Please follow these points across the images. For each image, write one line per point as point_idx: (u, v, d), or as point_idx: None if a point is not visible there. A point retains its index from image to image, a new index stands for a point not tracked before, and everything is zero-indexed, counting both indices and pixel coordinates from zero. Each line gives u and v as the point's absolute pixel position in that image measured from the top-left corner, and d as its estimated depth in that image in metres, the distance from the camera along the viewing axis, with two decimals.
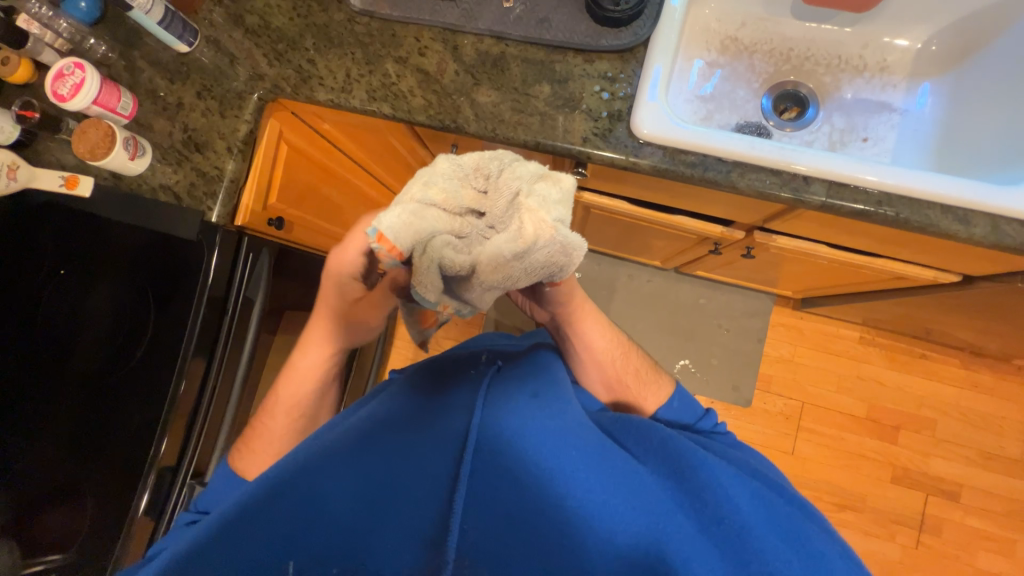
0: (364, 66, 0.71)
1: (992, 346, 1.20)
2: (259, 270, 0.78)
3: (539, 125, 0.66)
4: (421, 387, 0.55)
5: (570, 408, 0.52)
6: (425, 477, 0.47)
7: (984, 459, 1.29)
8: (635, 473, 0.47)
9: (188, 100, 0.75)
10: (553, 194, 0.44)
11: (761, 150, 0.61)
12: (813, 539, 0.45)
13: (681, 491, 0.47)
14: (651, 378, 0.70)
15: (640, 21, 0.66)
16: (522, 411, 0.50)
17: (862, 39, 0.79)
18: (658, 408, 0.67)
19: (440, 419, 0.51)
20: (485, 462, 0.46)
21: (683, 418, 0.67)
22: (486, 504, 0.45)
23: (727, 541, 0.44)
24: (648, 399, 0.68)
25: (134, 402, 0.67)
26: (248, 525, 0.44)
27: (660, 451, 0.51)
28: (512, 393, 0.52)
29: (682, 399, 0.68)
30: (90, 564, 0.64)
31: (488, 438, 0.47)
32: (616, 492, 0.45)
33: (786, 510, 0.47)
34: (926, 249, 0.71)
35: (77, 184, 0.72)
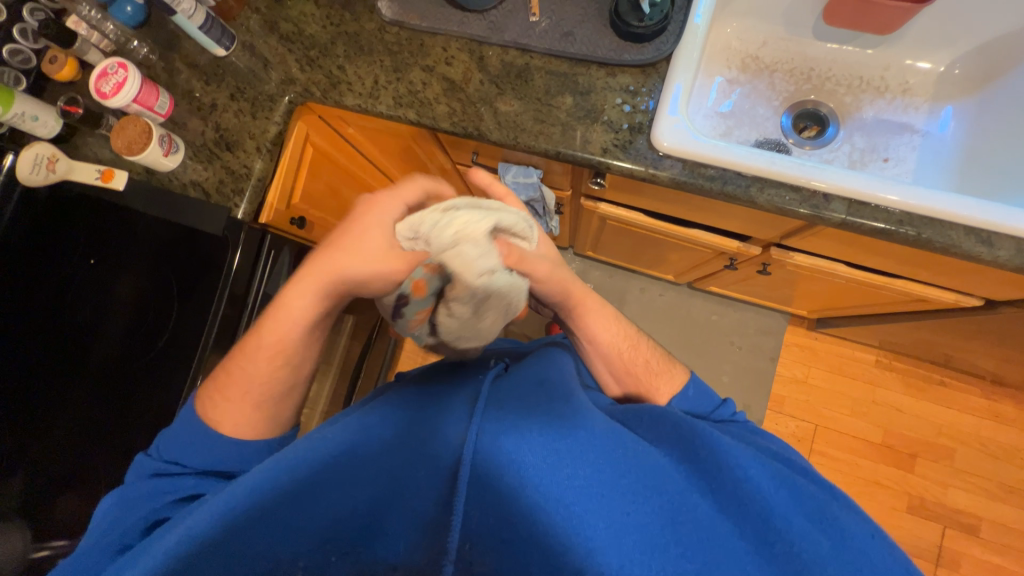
0: (392, 73, 0.73)
1: (1013, 375, 1.17)
2: (279, 268, 0.81)
3: (560, 135, 0.67)
4: (427, 390, 0.56)
5: (575, 395, 0.52)
6: (434, 468, 0.46)
7: (1005, 493, 1.24)
8: (647, 455, 0.47)
9: (221, 102, 0.78)
10: (475, 244, 0.48)
11: (782, 166, 0.62)
12: (842, 520, 0.45)
13: (697, 475, 0.47)
14: (663, 367, 0.68)
15: (664, 36, 0.68)
16: (526, 397, 0.50)
17: (884, 61, 0.80)
18: (672, 398, 0.65)
19: (445, 413, 0.50)
20: (491, 450, 0.45)
21: (700, 407, 0.65)
22: (495, 494, 0.44)
23: (752, 521, 0.43)
24: (661, 390, 0.66)
25: (153, 390, 0.69)
26: (253, 505, 0.43)
27: (670, 437, 0.50)
28: (520, 383, 0.53)
29: (697, 388, 0.67)
30: None
31: (494, 427, 0.46)
32: (630, 472, 0.44)
33: (812, 492, 0.47)
34: (947, 271, 0.70)
35: (111, 177, 0.74)
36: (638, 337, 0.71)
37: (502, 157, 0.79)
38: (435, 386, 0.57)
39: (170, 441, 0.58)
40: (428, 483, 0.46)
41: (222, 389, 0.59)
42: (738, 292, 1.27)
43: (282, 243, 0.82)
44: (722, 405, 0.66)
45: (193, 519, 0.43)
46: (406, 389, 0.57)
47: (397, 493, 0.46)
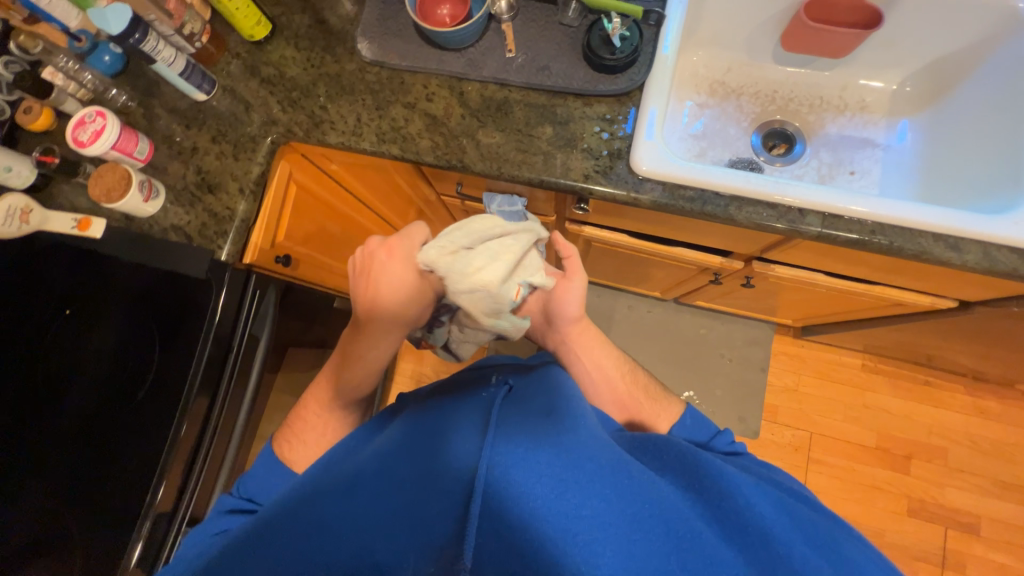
0: (374, 111, 0.74)
1: (993, 371, 1.20)
2: (266, 305, 0.79)
3: (541, 163, 0.69)
4: (431, 418, 0.54)
5: (584, 423, 0.51)
6: (441, 501, 0.44)
7: (1000, 489, 1.26)
8: (658, 484, 0.46)
9: (203, 145, 0.78)
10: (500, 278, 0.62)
11: (756, 184, 0.64)
12: (844, 551, 0.45)
13: (704, 504, 0.46)
14: (661, 399, 0.71)
15: (636, 67, 0.70)
16: (534, 427, 0.48)
17: (841, 82, 0.85)
18: (673, 427, 0.67)
19: (451, 443, 0.48)
20: (500, 482, 0.43)
21: (698, 436, 0.67)
22: (503, 526, 0.42)
23: (759, 551, 0.43)
24: (661, 419, 0.67)
25: (129, 445, 0.65)
26: (268, 544, 0.47)
27: (677, 466, 0.50)
28: (525, 411, 0.51)
29: (695, 418, 0.69)
30: None
31: (503, 457, 0.44)
32: (642, 502, 0.43)
33: (809, 520, 0.48)
34: (921, 276, 0.72)
35: (88, 225, 0.74)
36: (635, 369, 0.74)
37: (486, 186, 0.81)
38: (439, 413, 0.55)
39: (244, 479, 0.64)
40: (438, 521, 0.44)
41: (297, 434, 0.69)
42: (724, 305, 1.29)
43: (268, 282, 0.81)
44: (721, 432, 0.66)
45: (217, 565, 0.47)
46: (411, 420, 0.56)
47: (404, 529, 0.44)
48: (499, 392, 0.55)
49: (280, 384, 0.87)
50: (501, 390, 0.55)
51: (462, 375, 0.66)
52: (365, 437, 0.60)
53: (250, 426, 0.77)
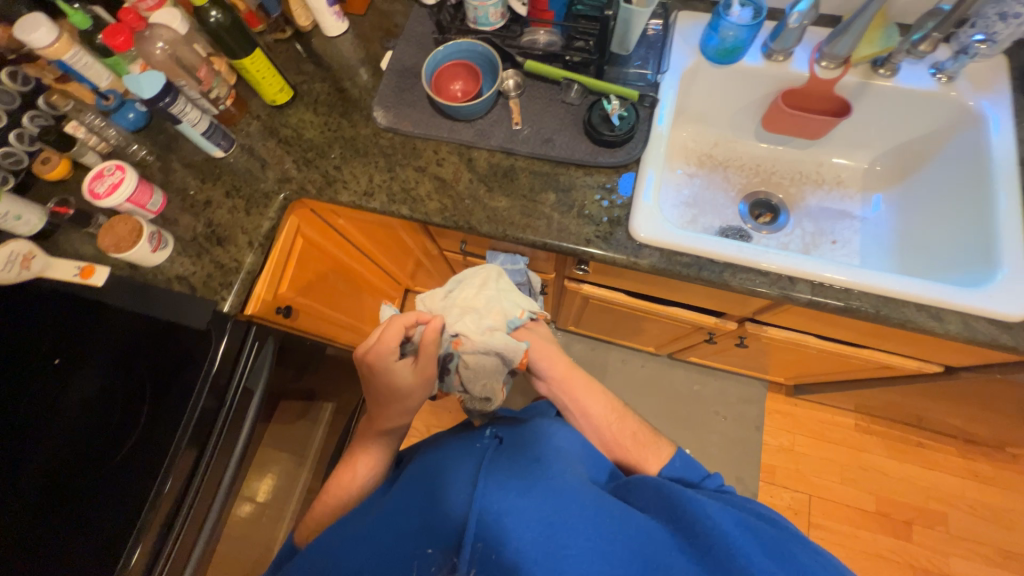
0: (386, 172, 0.78)
1: (982, 433, 1.21)
2: (263, 359, 0.77)
3: (545, 227, 0.72)
4: (424, 466, 0.54)
5: (575, 470, 0.51)
6: (431, 547, 0.44)
7: (1004, 558, 1.23)
8: (647, 534, 0.45)
9: (216, 199, 0.81)
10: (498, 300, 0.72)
11: (746, 251, 0.68)
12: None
13: (696, 552, 0.44)
14: (654, 442, 0.67)
15: (633, 142, 0.76)
16: (522, 473, 0.47)
17: (818, 160, 0.93)
18: (660, 469, 0.62)
19: (444, 490, 0.48)
20: (491, 531, 0.42)
21: (690, 476, 0.62)
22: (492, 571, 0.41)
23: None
24: (649, 462, 0.64)
25: (106, 507, 0.61)
26: None
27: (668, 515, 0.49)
28: (517, 457, 0.51)
29: (685, 460, 0.63)
30: None
31: (494, 505, 0.44)
32: (630, 548, 0.42)
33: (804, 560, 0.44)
34: (906, 342, 0.75)
35: (91, 273, 0.74)
36: (626, 411, 0.71)
37: (489, 245, 0.84)
38: (431, 459, 0.54)
39: None
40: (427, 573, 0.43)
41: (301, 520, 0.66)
42: (718, 362, 1.30)
43: (267, 333, 0.80)
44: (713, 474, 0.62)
45: None
46: (407, 471, 0.56)
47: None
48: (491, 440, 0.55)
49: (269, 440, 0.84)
50: (494, 437, 0.55)
51: (458, 424, 0.66)
52: (371, 497, 0.58)
53: (234, 488, 0.73)
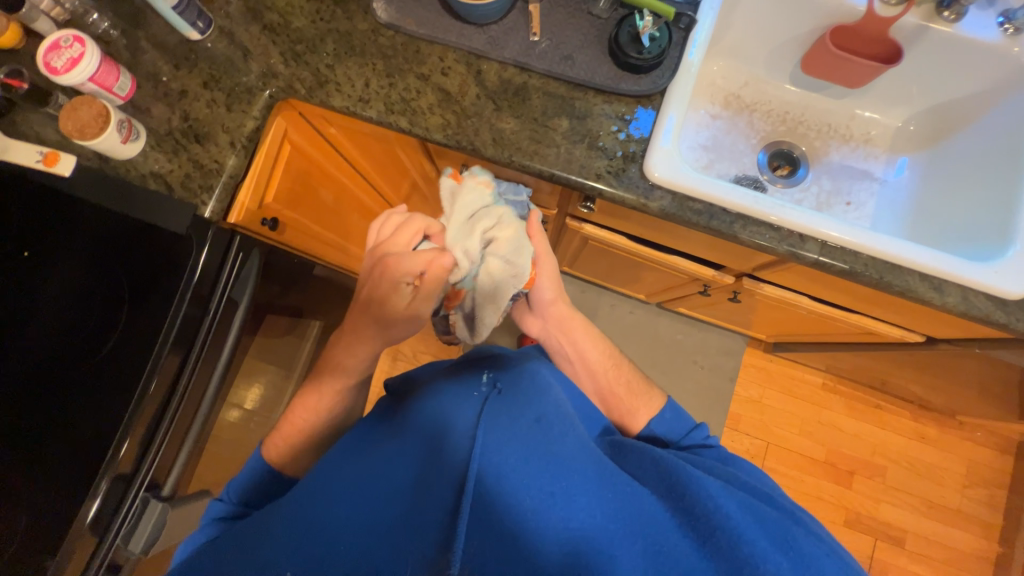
0: (384, 78, 0.70)
1: (938, 401, 1.29)
2: (247, 271, 0.75)
3: (555, 156, 0.67)
4: (422, 413, 0.54)
5: (573, 425, 0.52)
6: (431, 499, 0.44)
7: (927, 508, 1.36)
8: (636, 493, 0.47)
9: (192, 89, 0.72)
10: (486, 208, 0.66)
11: (763, 205, 0.65)
12: (804, 542, 0.45)
13: (678, 510, 0.46)
14: (643, 391, 0.70)
15: (660, 70, 0.69)
16: (520, 435, 0.48)
17: (850, 112, 0.87)
18: (651, 419, 0.66)
19: (444, 445, 0.49)
20: (491, 490, 0.44)
21: (675, 430, 0.65)
22: (493, 522, 0.43)
23: (727, 555, 0.42)
24: (640, 412, 0.67)
25: (89, 403, 0.62)
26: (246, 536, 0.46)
27: (653, 476, 0.51)
28: (515, 415, 0.51)
29: (674, 410, 0.67)
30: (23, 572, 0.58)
31: (493, 463, 0.45)
32: (619, 506, 0.45)
33: (775, 517, 0.47)
34: (897, 309, 0.76)
35: (55, 162, 0.67)
36: (622, 361, 0.74)
37: (491, 171, 0.79)
38: (427, 408, 0.54)
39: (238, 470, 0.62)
40: (422, 520, 0.43)
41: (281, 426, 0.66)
42: (705, 314, 1.32)
43: (252, 245, 0.77)
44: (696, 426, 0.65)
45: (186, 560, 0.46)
46: (405, 414, 0.56)
47: (400, 524, 0.44)
48: (488, 393, 0.55)
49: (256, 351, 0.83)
50: (491, 390, 0.54)
51: (447, 367, 0.65)
52: (359, 433, 0.58)
53: (222, 396, 0.73)
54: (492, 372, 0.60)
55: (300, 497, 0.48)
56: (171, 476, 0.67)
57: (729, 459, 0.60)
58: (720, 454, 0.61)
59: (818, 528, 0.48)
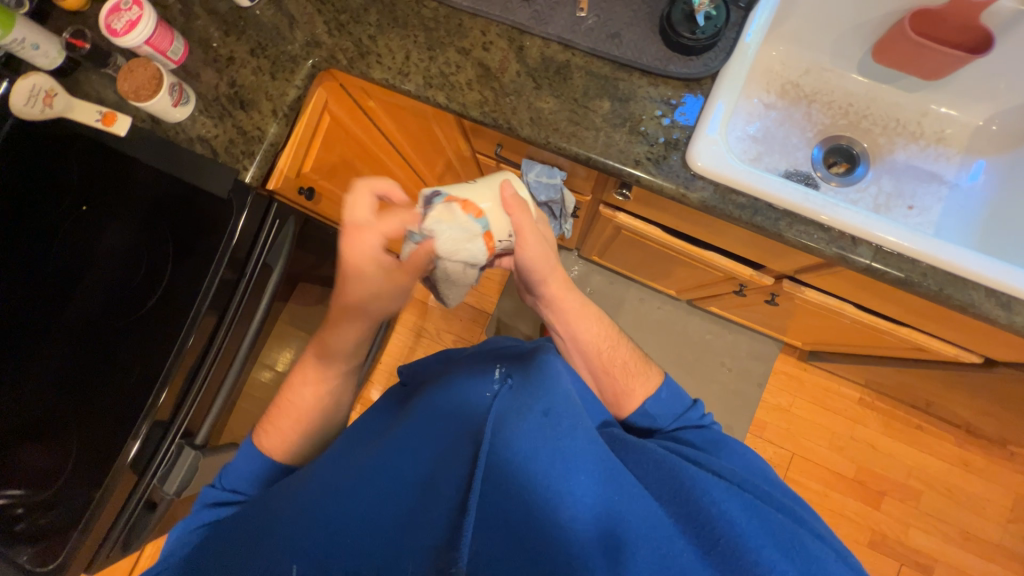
0: (425, 51, 0.69)
1: (988, 427, 1.20)
2: (282, 237, 0.78)
3: (593, 140, 0.65)
4: (431, 407, 0.54)
5: (583, 417, 0.50)
6: (438, 495, 0.44)
7: (963, 539, 1.28)
8: (641, 494, 0.45)
9: (240, 56, 0.74)
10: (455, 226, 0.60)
11: (813, 203, 0.60)
12: (811, 547, 0.43)
13: (681, 516, 0.45)
14: (638, 372, 0.67)
15: (714, 52, 0.66)
16: (529, 430, 0.47)
17: (922, 107, 0.79)
18: (646, 399, 0.64)
19: (452, 445, 0.48)
20: (496, 489, 0.44)
21: (673, 410, 0.63)
22: (500, 524, 0.42)
23: (731, 564, 0.41)
24: (634, 393, 0.65)
25: (135, 351, 0.66)
26: (262, 516, 0.48)
27: (655, 476, 0.50)
28: (524, 408, 0.49)
29: (672, 391, 0.64)
30: (75, 496, 0.64)
31: (499, 463, 0.45)
32: (625, 508, 0.43)
33: (782, 519, 0.45)
34: (953, 325, 0.70)
35: (113, 121, 0.71)
36: (616, 339, 0.70)
37: (526, 151, 0.77)
38: (438, 402, 0.54)
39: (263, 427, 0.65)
40: (429, 514, 0.43)
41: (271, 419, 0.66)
42: (737, 315, 1.27)
43: (288, 213, 0.80)
44: (694, 406, 0.64)
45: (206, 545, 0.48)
46: (417, 405, 0.56)
47: (407, 521, 0.44)
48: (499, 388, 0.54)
49: (286, 316, 0.86)
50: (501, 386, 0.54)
51: (463, 358, 0.65)
52: (371, 426, 0.60)
53: (254, 353, 0.77)
54: (506, 365, 0.59)
55: (308, 488, 0.49)
56: (203, 425, 0.72)
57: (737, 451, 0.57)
58: (727, 445, 0.58)
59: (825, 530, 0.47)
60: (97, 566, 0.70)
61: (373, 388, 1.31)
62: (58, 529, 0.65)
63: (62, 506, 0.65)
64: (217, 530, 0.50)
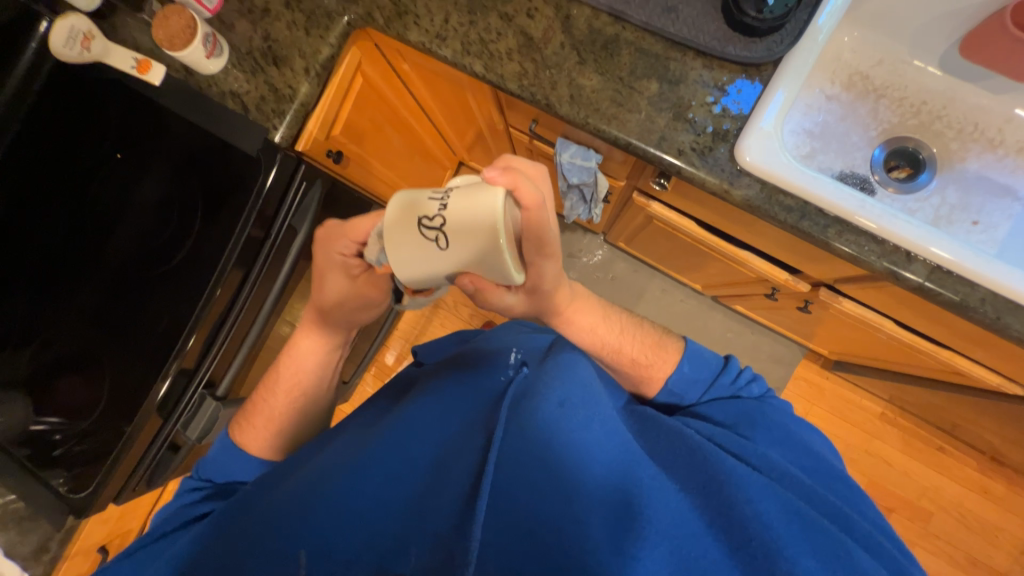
0: (466, 14, 0.65)
1: (1015, 456, 1.15)
2: (310, 199, 0.78)
3: (636, 124, 0.61)
4: (440, 390, 0.54)
5: (602, 408, 0.48)
6: (449, 481, 0.45)
7: (969, 563, 1.26)
8: (663, 488, 0.43)
9: (275, 8, 0.71)
10: None
11: (870, 213, 0.56)
12: (858, 559, 0.39)
13: (709, 510, 0.42)
14: (653, 357, 0.59)
15: (779, 35, 0.60)
16: (543, 423, 0.46)
17: (1007, 112, 0.71)
18: (667, 378, 0.58)
19: (463, 432, 0.48)
20: (508, 479, 0.44)
21: (702, 378, 0.58)
22: (510, 512, 0.42)
23: (761, 569, 0.38)
24: (652, 377, 0.59)
25: (164, 303, 0.68)
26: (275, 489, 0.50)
27: (683, 463, 0.46)
28: (538, 398, 0.48)
29: (694, 361, 0.58)
30: (106, 432, 0.68)
31: (512, 452, 0.45)
32: (645, 502, 0.41)
33: (826, 525, 0.41)
34: (1003, 353, 0.66)
35: (147, 69, 0.69)
36: (624, 323, 0.61)
37: (563, 129, 0.73)
38: (451, 385, 0.54)
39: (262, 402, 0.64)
40: (441, 497, 0.44)
41: (249, 416, 0.64)
42: (763, 317, 1.22)
43: (315, 176, 0.79)
44: (724, 371, 0.58)
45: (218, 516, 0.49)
46: (431, 384, 0.55)
47: (417, 503, 0.45)
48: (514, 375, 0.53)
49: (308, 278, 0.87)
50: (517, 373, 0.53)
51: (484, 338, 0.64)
52: (388, 401, 0.60)
53: (276, 312, 0.79)
54: (524, 350, 0.58)
55: (325, 460, 0.50)
56: (225, 378, 0.74)
57: (777, 427, 0.52)
58: (767, 417, 0.53)
59: (869, 526, 0.43)
60: (124, 497, 0.74)
61: (386, 354, 1.33)
62: (92, 459, 0.69)
63: (94, 440, 0.69)
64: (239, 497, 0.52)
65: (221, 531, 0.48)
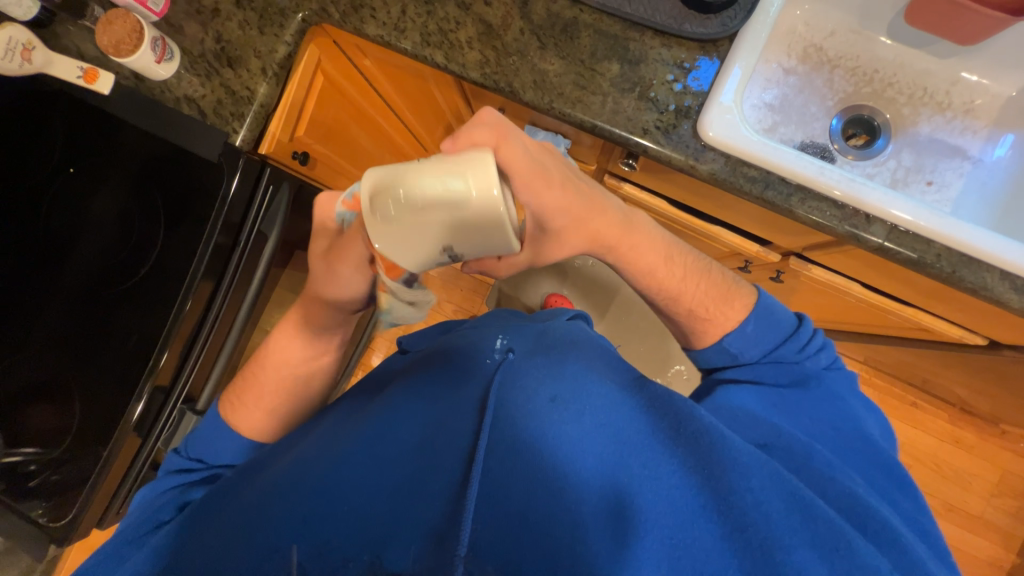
0: (422, 5, 0.65)
1: (982, 405, 1.21)
2: (277, 204, 0.77)
3: (599, 106, 0.61)
4: (426, 383, 0.53)
5: (595, 396, 0.48)
6: (440, 468, 0.45)
7: (946, 511, 1.32)
8: (656, 477, 0.43)
9: (225, 8, 0.69)
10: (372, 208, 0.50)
11: (828, 178, 0.58)
12: (859, 550, 0.38)
13: (706, 493, 0.42)
14: (717, 311, 0.58)
15: (732, 11, 0.61)
16: (537, 412, 0.47)
17: (954, 75, 0.74)
18: (726, 335, 0.57)
19: (449, 422, 0.48)
20: (501, 465, 0.44)
21: (767, 342, 0.56)
22: (502, 504, 0.42)
23: (758, 558, 0.38)
24: (707, 332, 0.59)
25: (133, 320, 0.66)
26: (250, 501, 0.47)
27: (688, 444, 0.46)
28: (530, 391, 0.49)
29: (761, 324, 0.57)
30: (81, 456, 0.66)
31: (505, 438, 0.45)
32: (639, 493, 0.42)
33: (829, 518, 0.40)
34: (963, 306, 0.69)
35: (95, 79, 0.66)
36: (689, 271, 0.60)
37: (530, 115, 0.74)
38: (438, 375, 0.53)
39: (241, 409, 0.62)
40: (433, 489, 0.43)
41: (245, 393, 0.63)
42: None
43: (281, 178, 0.78)
44: (793, 337, 0.57)
45: (185, 534, 0.48)
46: (417, 378, 0.55)
47: (400, 493, 0.44)
48: (499, 362, 0.52)
49: (283, 284, 0.86)
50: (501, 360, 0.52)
51: (476, 319, 0.64)
52: (370, 394, 0.59)
53: (251, 321, 0.78)
54: (512, 334, 0.56)
55: (309, 459, 0.49)
56: (204, 392, 0.73)
57: (811, 408, 0.52)
58: (803, 397, 0.53)
59: (890, 523, 0.41)
60: (108, 520, 0.72)
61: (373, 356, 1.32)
62: (70, 485, 0.66)
63: (69, 466, 0.66)
64: (205, 505, 0.51)
65: (203, 517, 0.49)
